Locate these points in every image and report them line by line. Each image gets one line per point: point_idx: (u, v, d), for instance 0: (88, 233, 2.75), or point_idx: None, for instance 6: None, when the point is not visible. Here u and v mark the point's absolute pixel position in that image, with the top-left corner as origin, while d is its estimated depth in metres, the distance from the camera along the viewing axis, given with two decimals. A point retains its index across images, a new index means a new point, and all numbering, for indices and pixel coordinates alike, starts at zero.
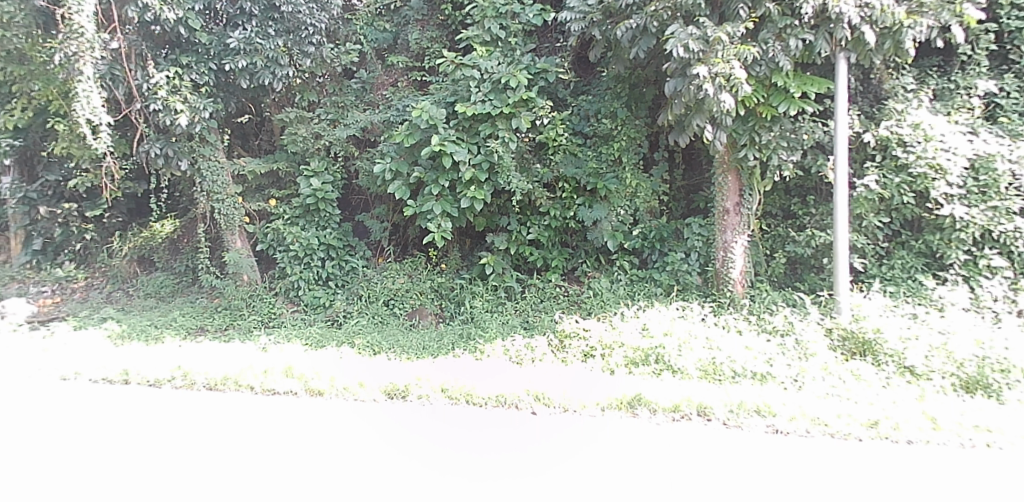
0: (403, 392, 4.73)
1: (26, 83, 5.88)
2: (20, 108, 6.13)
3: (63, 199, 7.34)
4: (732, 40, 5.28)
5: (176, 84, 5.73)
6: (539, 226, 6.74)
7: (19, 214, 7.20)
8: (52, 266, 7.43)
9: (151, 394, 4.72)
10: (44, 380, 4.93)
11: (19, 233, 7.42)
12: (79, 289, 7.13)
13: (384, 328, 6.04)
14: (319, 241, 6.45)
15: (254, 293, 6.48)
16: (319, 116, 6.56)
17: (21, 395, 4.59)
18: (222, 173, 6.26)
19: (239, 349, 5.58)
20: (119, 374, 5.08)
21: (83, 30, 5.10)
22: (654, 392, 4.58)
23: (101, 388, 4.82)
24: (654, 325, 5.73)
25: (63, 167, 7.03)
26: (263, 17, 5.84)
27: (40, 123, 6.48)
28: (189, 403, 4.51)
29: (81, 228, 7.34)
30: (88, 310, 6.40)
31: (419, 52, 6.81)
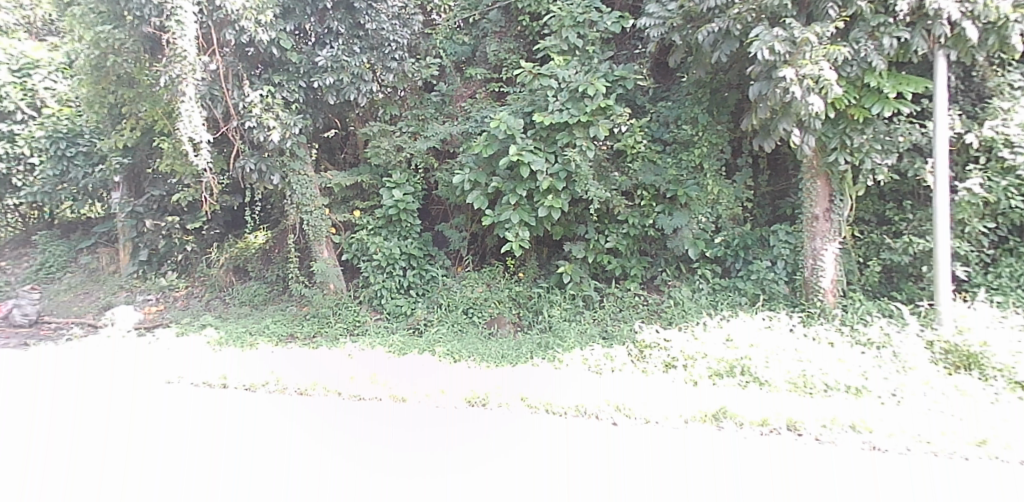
0: (483, 400, 4.77)
1: (134, 104, 6.27)
2: (130, 128, 6.58)
3: (166, 213, 7.86)
4: (821, 40, 5.09)
5: (269, 102, 6.01)
6: (617, 235, 6.60)
7: (128, 227, 7.78)
8: (156, 276, 7.88)
9: (246, 397, 4.94)
10: (151, 383, 5.24)
11: (127, 246, 7.94)
12: (180, 297, 7.47)
13: (463, 336, 6.10)
14: (401, 251, 6.57)
15: (340, 302, 6.64)
16: (401, 129, 6.67)
17: (130, 398, 4.89)
18: (311, 186, 6.50)
19: (323, 355, 5.79)
20: (218, 379, 5.34)
21: (186, 53, 5.43)
22: (740, 405, 4.40)
23: (203, 391, 5.08)
24: (739, 336, 5.55)
25: (166, 182, 7.53)
26: (349, 35, 6.13)
27: (146, 141, 7.02)
28: (280, 407, 4.70)
29: (182, 239, 7.80)
30: (189, 317, 6.73)
31: (497, 64, 6.84)
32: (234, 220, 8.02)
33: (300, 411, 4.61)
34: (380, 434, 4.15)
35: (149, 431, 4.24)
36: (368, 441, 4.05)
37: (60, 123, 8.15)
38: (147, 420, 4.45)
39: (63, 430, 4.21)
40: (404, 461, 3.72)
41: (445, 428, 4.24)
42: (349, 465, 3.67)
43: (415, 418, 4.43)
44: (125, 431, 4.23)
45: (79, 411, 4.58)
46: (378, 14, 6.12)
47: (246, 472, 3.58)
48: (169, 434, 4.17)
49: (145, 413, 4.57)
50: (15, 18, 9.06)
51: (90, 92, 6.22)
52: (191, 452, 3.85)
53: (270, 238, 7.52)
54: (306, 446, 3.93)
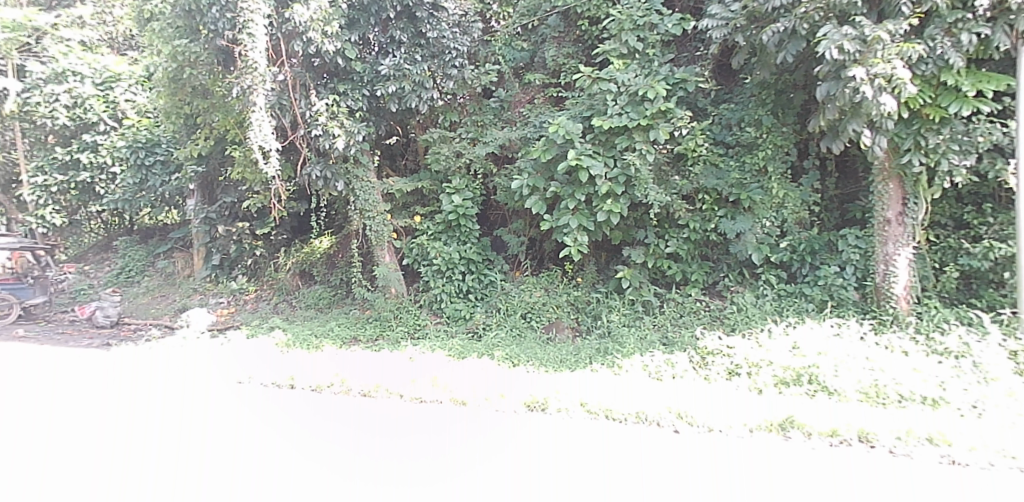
0: (542, 404, 4.76)
1: (208, 114, 6.54)
2: (204, 137, 6.86)
3: (236, 219, 8.16)
4: (893, 38, 4.89)
5: (334, 110, 6.17)
6: (677, 239, 6.51)
7: (202, 232, 8.17)
8: (228, 279, 8.22)
9: (313, 398, 5.09)
10: (224, 382, 5.45)
11: (202, 250, 8.45)
12: (250, 300, 7.74)
13: (522, 340, 6.12)
14: (460, 255, 6.65)
15: (401, 306, 6.73)
16: (460, 136, 6.72)
17: (206, 396, 5.11)
18: (373, 192, 6.58)
19: (378, 358, 5.91)
20: (286, 380, 5.51)
21: (256, 65, 5.61)
22: (808, 415, 4.25)
23: (272, 391, 5.26)
24: (806, 344, 5.37)
25: (238, 189, 7.83)
26: (411, 44, 6.29)
27: (219, 150, 7.32)
28: (340, 410, 4.80)
29: (252, 244, 8.07)
30: (259, 320, 6.95)
31: (556, 69, 6.82)
32: (300, 225, 8.16)
33: (353, 412, 4.72)
34: (433, 437, 4.21)
35: (217, 427, 4.40)
36: (421, 442, 4.11)
37: (141, 133, 8.84)
38: (211, 417, 4.63)
39: (134, 424, 4.43)
40: (456, 461, 3.77)
41: (496, 430, 4.27)
42: (403, 465, 3.74)
43: (466, 420, 4.48)
44: (195, 427, 4.40)
45: (152, 408, 4.79)
46: (439, 23, 6.28)
47: (304, 468, 3.69)
48: (231, 429, 4.32)
49: (212, 411, 4.75)
50: (99, 34, 9.36)
51: (168, 104, 6.52)
52: (253, 447, 3.99)
53: (333, 243, 7.59)
54: (362, 447, 4.02)
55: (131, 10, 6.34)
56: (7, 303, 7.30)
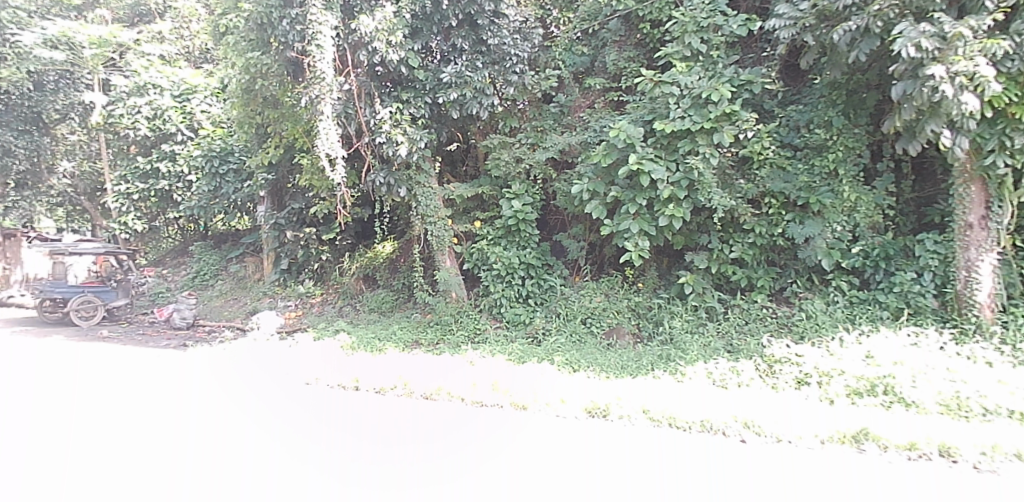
0: (604, 411, 4.70)
1: (278, 124, 6.76)
2: (274, 146, 7.08)
3: (303, 224, 8.48)
4: (976, 34, 4.65)
5: (398, 118, 6.28)
6: (743, 244, 6.39)
7: (271, 238, 8.49)
8: (295, 283, 8.49)
9: (378, 400, 5.20)
10: (292, 383, 5.61)
11: (271, 255, 8.71)
12: (316, 303, 7.94)
13: (582, 346, 6.09)
14: (520, 261, 6.65)
15: (462, 310, 6.80)
16: (520, 141, 6.74)
17: (276, 396, 5.28)
18: (435, 198, 6.69)
19: (390, 365, 5.96)
20: (351, 381, 5.64)
21: (324, 75, 5.79)
22: (883, 427, 4.02)
23: (338, 393, 5.39)
24: (881, 354, 5.14)
25: (305, 196, 8.10)
26: (472, 51, 6.37)
27: (288, 157, 7.54)
28: (401, 411, 4.89)
29: (318, 249, 8.31)
30: (325, 322, 7.12)
31: (616, 73, 6.76)
32: (364, 230, 8.46)
33: (354, 418, 4.71)
34: (432, 444, 4.16)
35: (272, 426, 4.46)
36: (420, 447, 4.07)
37: (216, 143, 9.24)
38: (266, 416, 4.70)
39: (166, 419, 4.50)
40: (452, 466, 3.71)
41: (495, 440, 4.19)
42: (399, 468, 3.69)
43: (465, 429, 4.43)
44: (251, 424, 4.47)
45: (210, 406, 4.91)
46: (500, 29, 6.36)
47: (302, 467, 3.66)
48: (287, 430, 4.38)
49: (266, 412, 4.83)
50: (177, 48, 11.53)
51: (241, 114, 6.80)
52: (253, 446, 3.98)
53: (396, 248, 7.81)
54: (360, 450, 4.00)
55: (208, 25, 6.65)
56: (94, 305, 7.72)
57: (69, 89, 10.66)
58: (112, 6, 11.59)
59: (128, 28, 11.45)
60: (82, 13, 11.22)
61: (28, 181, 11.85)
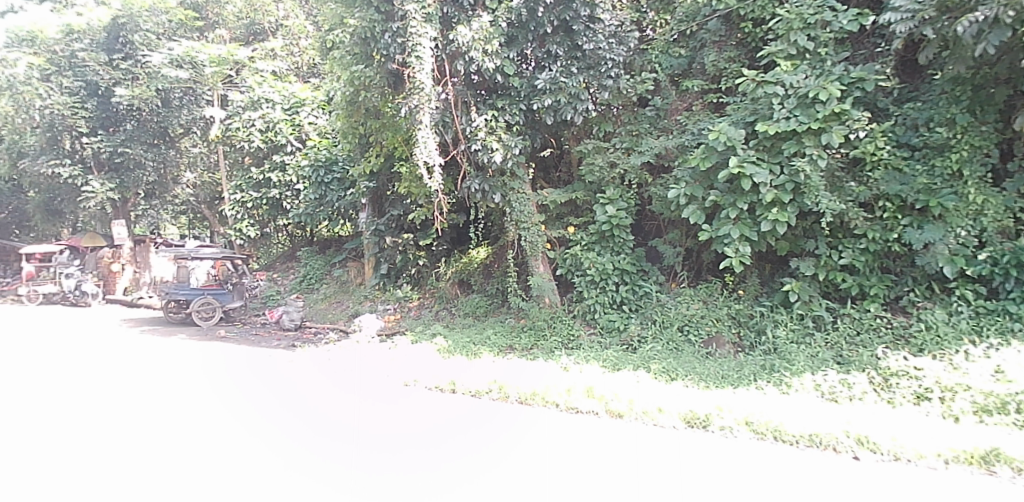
0: (704, 421, 4.53)
1: (379, 133, 7.18)
2: (375, 155, 7.61)
3: (402, 230, 8.88)
4: None
5: (493, 125, 6.37)
6: (854, 250, 6.06)
7: (372, 243, 9.00)
8: (394, 287, 8.80)
9: (476, 403, 5.28)
10: (391, 384, 5.80)
11: (371, 260, 9.15)
12: (414, 308, 8.20)
13: (679, 355, 5.96)
14: (614, 266, 6.59)
15: (556, 316, 6.81)
16: (615, 146, 6.68)
17: (378, 395, 5.47)
18: (529, 203, 6.72)
19: (387, 381, 5.85)
20: (448, 384, 5.75)
21: (423, 86, 5.97)
22: (1018, 448, 3.62)
23: (437, 395, 5.51)
24: (1015, 369, 4.68)
25: (403, 203, 8.52)
26: (568, 57, 6.40)
27: (388, 165, 7.98)
28: (496, 414, 4.96)
29: (416, 254, 8.64)
30: (423, 326, 7.31)
31: (716, 74, 6.51)
32: (460, 236, 8.71)
33: (345, 427, 4.52)
34: (424, 456, 3.96)
35: (357, 428, 4.52)
36: (415, 460, 3.87)
37: (322, 153, 9.78)
38: (351, 418, 4.78)
39: (257, 417, 4.65)
40: (448, 483, 3.49)
41: (488, 458, 3.93)
42: (395, 482, 3.49)
43: (457, 444, 4.20)
44: (337, 426, 4.55)
45: (298, 407, 5.05)
46: (596, 34, 6.30)
47: (294, 478, 3.45)
48: (371, 432, 4.42)
49: (352, 413, 4.92)
50: (288, 64, 12.50)
51: (345, 125, 7.12)
52: (241, 453, 3.81)
53: (490, 253, 7.86)
54: (354, 461, 3.81)
55: (316, 41, 7.07)
56: (212, 307, 8.16)
57: (190, 106, 12.83)
58: (231, 25, 12.71)
59: (244, 49, 12.34)
60: (205, 34, 12.89)
61: (156, 191, 13.64)
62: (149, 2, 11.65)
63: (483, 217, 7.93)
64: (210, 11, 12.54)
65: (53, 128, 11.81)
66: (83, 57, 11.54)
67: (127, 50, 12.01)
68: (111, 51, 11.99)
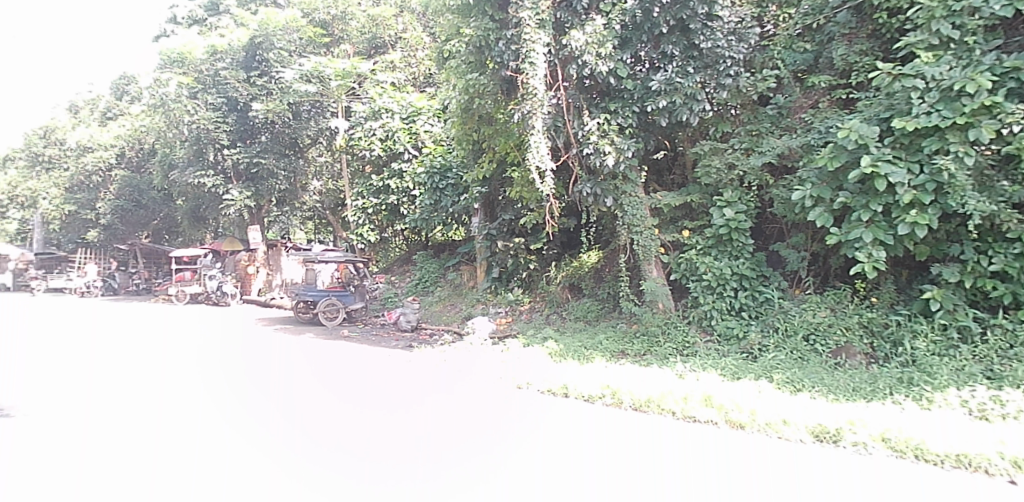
0: (833, 435, 4.14)
1: (491, 139, 7.17)
2: (488, 161, 7.74)
3: (513, 235, 8.98)
4: None
5: (605, 128, 6.32)
6: (1006, 256, 5.44)
7: (483, 247, 9.17)
8: (505, 290, 9.05)
9: (590, 408, 5.22)
10: (504, 386, 5.87)
11: (483, 264, 9.48)
12: (525, 311, 8.40)
13: (805, 365, 5.63)
14: (733, 271, 6.39)
15: (669, 322, 6.68)
16: (733, 146, 6.48)
17: (493, 396, 5.57)
18: (641, 207, 6.59)
19: (381, 391, 5.66)
20: (560, 388, 5.72)
21: (536, 91, 6.01)
22: None
23: (550, 399, 5.52)
24: None
25: (514, 207, 8.69)
26: (684, 56, 6.28)
27: (500, 170, 8.23)
28: (605, 422, 4.85)
29: (527, 258, 8.84)
30: (534, 329, 7.43)
31: (846, 69, 6.16)
32: (570, 240, 8.86)
33: (402, 432, 4.37)
34: (443, 465, 3.69)
35: (426, 433, 4.37)
36: (463, 467, 3.63)
37: (436, 160, 10.15)
38: (422, 424, 4.65)
39: (330, 421, 4.63)
40: (446, 489, 3.23)
41: (482, 469, 3.64)
42: (389, 487, 3.23)
43: (447, 452, 3.93)
44: (407, 431, 4.42)
45: (372, 411, 4.99)
46: (714, 32, 6.18)
47: (284, 485, 3.19)
48: (443, 439, 4.27)
49: (423, 419, 4.79)
50: (405, 75, 12.74)
51: (459, 132, 7.33)
52: (297, 456, 3.72)
53: (601, 257, 7.92)
54: (343, 466, 3.57)
55: (433, 52, 7.36)
56: (336, 307, 8.64)
57: (317, 118, 13.46)
58: (355, 40, 13.16)
59: (366, 62, 12.72)
60: (331, 50, 13.49)
61: (287, 198, 14.54)
62: (283, 22, 12.56)
63: (596, 221, 7.89)
64: (337, 28, 13.11)
65: (199, 142, 12.97)
66: (226, 75, 12.67)
67: (263, 68, 13.04)
68: (247, 69, 13.11)
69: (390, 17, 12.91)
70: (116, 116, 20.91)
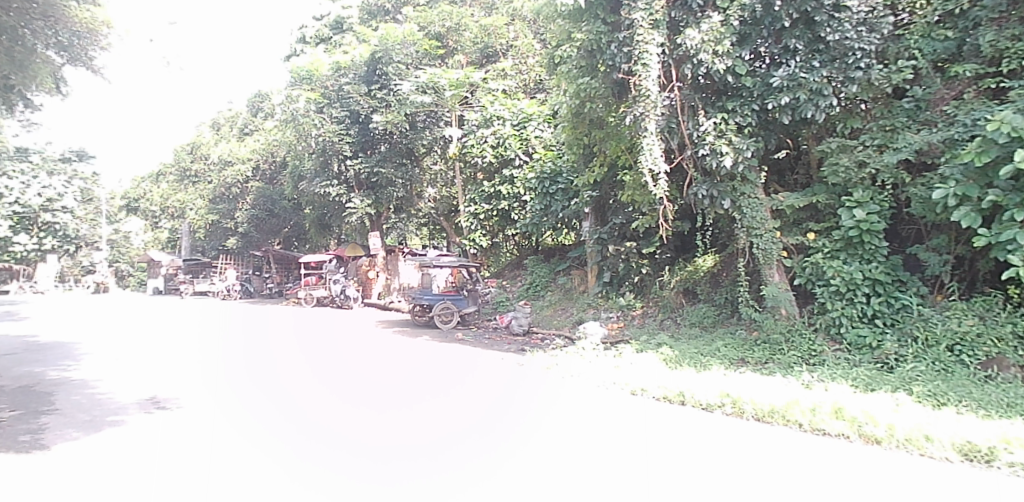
0: (984, 451, 3.56)
1: (603, 143, 7.30)
2: (599, 164, 7.85)
3: (625, 238, 9.02)
4: None
5: (722, 128, 6.17)
6: None
7: (594, 251, 9.44)
8: (617, 295, 9.23)
9: (707, 417, 4.93)
10: (618, 393, 5.75)
11: (594, 269, 9.59)
12: (637, 316, 8.50)
13: (950, 378, 5.07)
14: (864, 276, 6.05)
15: (794, 329, 6.42)
16: (864, 143, 6.14)
17: (608, 401, 5.47)
18: (762, 209, 6.38)
19: (383, 394, 5.64)
20: (676, 395, 5.50)
21: (649, 92, 5.91)
22: None
23: (666, 406, 5.32)
24: None
25: (624, 210, 8.84)
26: (809, 50, 6.04)
27: (611, 176, 8.54)
28: (694, 431, 4.53)
29: (639, 262, 8.80)
30: (647, 335, 7.42)
31: (996, 55, 5.61)
32: (683, 244, 8.81)
33: (428, 437, 4.24)
34: (460, 467, 3.50)
35: (451, 440, 4.20)
36: (481, 470, 3.44)
37: (547, 165, 10.69)
38: (451, 429, 4.49)
39: (360, 425, 4.57)
40: (449, 487, 3.08)
41: (482, 468, 3.50)
42: (391, 485, 3.10)
43: (447, 453, 3.81)
44: (432, 436, 4.28)
45: (404, 416, 4.88)
46: (842, 24, 5.79)
47: (284, 484, 3.09)
48: (467, 443, 4.08)
49: (453, 425, 4.63)
50: (516, 81, 13.43)
51: (570, 136, 7.56)
52: (314, 459, 3.65)
53: (718, 262, 7.89)
54: (344, 467, 3.48)
55: (548, 60, 7.60)
56: (451, 310, 8.97)
57: (431, 127, 13.97)
58: (468, 50, 13.74)
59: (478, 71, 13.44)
60: (445, 60, 14.37)
61: (404, 205, 14.89)
62: (400, 36, 13.29)
63: (712, 224, 7.97)
64: (450, 39, 13.78)
65: (325, 154, 13.95)
66: (349, 90, 13.42)
67: (383, 81, 13.49)
68: (370, 82, 13.66)
69: (501, 26, 13.59)
70: (252, 131, 22.40)
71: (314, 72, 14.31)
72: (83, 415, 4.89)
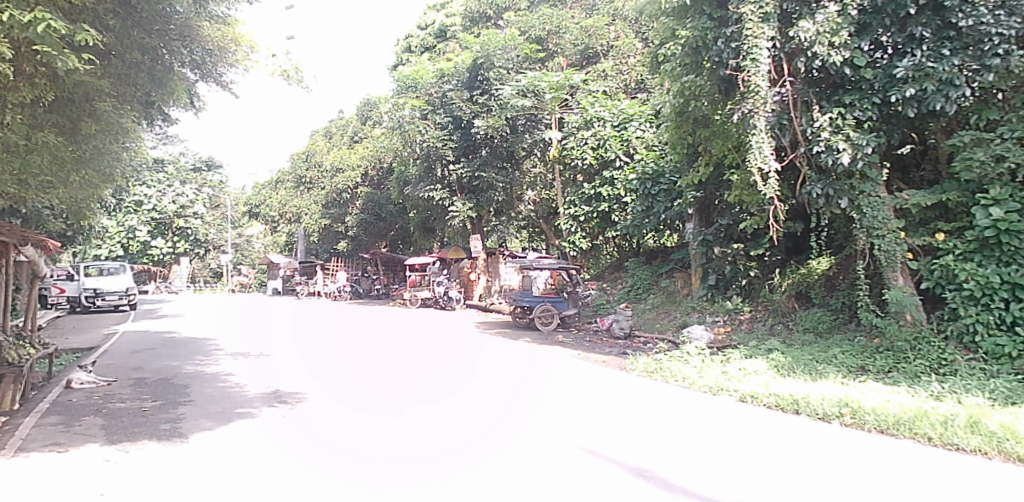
0: None
1: (709, 142, 7.13)
2: (704, 164, 7.70)
3: (731, 240, 9.14)
4: None
5: (839, 123, 5.92)
6: None
7: (698, 253, 9.52)
8: (723, 299, 9.16)
9: (822, 427, 4.59)
10: (724, 399, 5.57)
11: (697, 271, 9.71)
12: (745, 320, 8.38)
13: None
14: (1003, 279, 5.51)
15: (920, 337, 6.03)
16: (1002, 135, 5.64)
17: (717, 407, 5.32)
18: (884, 207, 6.06)
19: (402, 395, 5.67)
20: (789, 402, 5.25)
21: (759, 88, 5.69)
22: None
23: (778, 414, 5.05)
24: None
25: (731, 211, 8.85)
26: (937, 38, 5.62)
27: (719, 175, 8.57)
28: (750, 440, 4.28)
29: (746, 264, 8.88)
30: (756, 341, 7.22)
31: None
32: (796, 246, 8.58)
33: (442, 438, 4.21)
34: (463, 466, 3.45)
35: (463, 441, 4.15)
36: (482, 470, 3.38)
37: (649, 166, 10.72)
38: (467, 430, 4.44)
39: (381, 425, 4.60)
40: (450, 487, 3.03)
41: (487, 469, 3.43)
42: (387, 483, 3.07)
43: (458, 454, 3.77)
44: (445, 437, 4.24)
45: (425, 416, 4.87)
46: (976, 8, 5.31)
47: (289, 482, 3.05)
48: (480, 445, 4.02)
49: (471, 427, 4.58)
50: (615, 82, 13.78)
51: (674, 136, 7.50)
52: (326, 457, 3.68)
53: (834, 264, 7.73)
54: (350, 465, 3.48)
55: (653, 60, 7.55)
56: (551, 313, 9.19)
57: (532, 130, 13.91)
58: (567, 52, 14.38)
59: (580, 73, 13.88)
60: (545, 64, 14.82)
61: (505, 208, 15.28)
62: (502, 41, 13.50)
63: (827, 225, 7.72)
64: (551, 42, 14.45)
65: (429, 158, 14.56)
66: (452, 96, 13.77)
67: (483, 86, 13.72)
68: (471, 87, 13.95)
69: (602, 26, 14.08)
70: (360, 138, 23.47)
71: (419, 80, 14.73)
72: (214, 406, 5.24)
